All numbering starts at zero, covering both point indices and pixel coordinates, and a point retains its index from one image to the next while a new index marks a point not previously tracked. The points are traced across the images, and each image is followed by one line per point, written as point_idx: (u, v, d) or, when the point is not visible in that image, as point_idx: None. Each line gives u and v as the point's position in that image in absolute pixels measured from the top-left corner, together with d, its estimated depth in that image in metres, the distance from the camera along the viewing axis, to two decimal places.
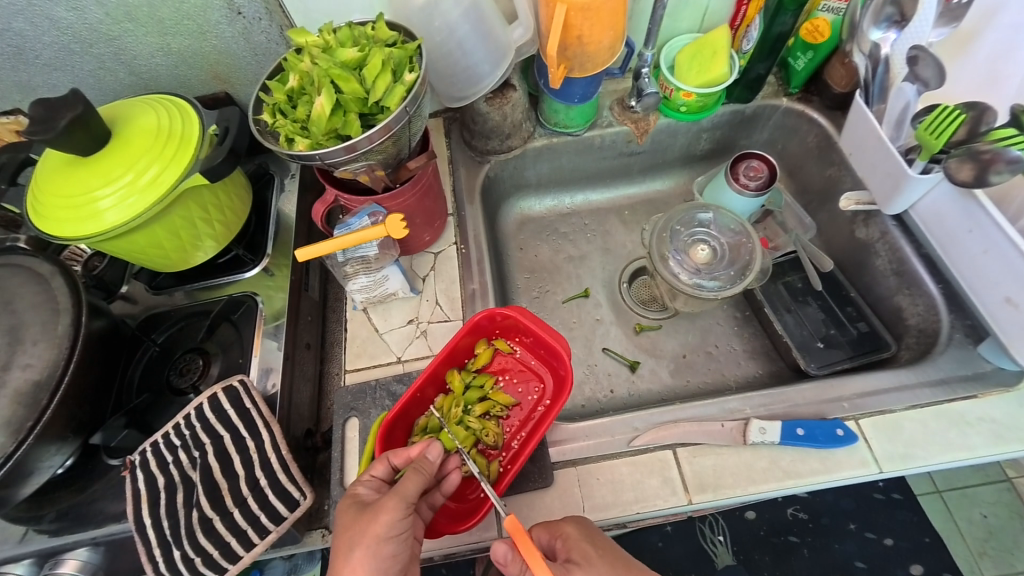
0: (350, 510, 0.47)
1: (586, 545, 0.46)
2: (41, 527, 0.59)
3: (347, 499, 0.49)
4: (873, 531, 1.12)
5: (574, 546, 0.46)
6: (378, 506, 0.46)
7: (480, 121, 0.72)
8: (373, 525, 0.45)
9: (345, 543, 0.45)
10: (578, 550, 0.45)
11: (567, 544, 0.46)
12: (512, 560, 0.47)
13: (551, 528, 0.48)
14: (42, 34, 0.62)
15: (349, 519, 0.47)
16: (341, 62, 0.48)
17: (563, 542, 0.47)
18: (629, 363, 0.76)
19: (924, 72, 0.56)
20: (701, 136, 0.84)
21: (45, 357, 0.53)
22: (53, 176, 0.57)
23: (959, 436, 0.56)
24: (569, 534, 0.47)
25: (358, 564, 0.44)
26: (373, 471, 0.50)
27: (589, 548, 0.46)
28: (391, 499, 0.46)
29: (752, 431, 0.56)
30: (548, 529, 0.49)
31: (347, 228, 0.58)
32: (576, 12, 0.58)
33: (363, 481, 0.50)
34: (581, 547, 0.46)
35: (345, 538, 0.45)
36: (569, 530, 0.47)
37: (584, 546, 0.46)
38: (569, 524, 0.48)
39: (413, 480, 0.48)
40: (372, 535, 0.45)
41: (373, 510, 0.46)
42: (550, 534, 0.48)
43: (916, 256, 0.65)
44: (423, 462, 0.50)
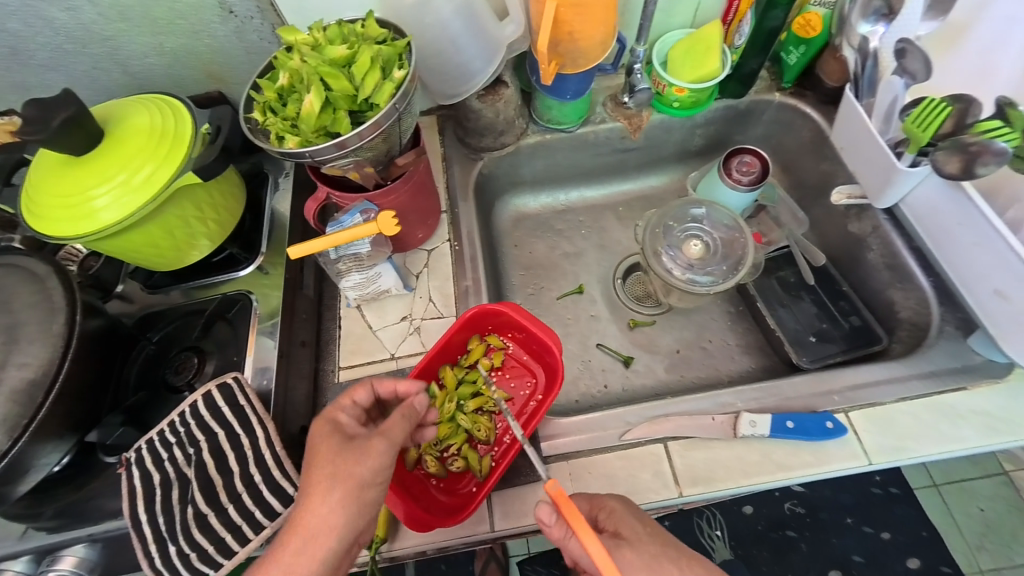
0: (332, 441, 0.47)
1: (633, 521, 0.47)
2: (40, 523, 0.60)
3: (325, 426, 0.49)
4: (871, 526, 1.12)
5: (621, 521, 0.47)
6: (367, 446, 0.46)
7: (474, 118, 0.72)
8: (364, 457, 0.45)
9: (332, 471, 0.44)
10: (625, 525, 0.47)
11: (612, 518, 0.48)
12: (556, 523, 0.46)
13: (594, 502, 0.50)
14: (37, 34, 0.62)
15: (333, 443, 0.46)
16: (330, 59, 0.48)
17: (607, 515, 0.48)
18: (623, 358, 0.77)
19: (912, 65, 0.55)
20: (695, 132, 0.84)
21: (40, 356, 0.53)
22: (49, 175, 0.58)
23: (950, 428, 0.56)
24: (613, 508, 0.48)
25: (337, 507, 0.43)
26: (353, 396, 0.52)
27: (636, 524, 0.47)
28: (380, 441, 0.47)
29: (743, 424, 0.56)
30: (589, 501, 0.50)
31: (339, 225, 0.58)
32: (567, 7, 0.59)
33: (342, 408, 0.51)
34: (629, 522, 0.47)
35: (330, 460, 0.45)
36: (613, 504, 0.49)
37: (632, 522, 0.47)
38: (613, 499, 0.49)
39: (402, 424, 0.49)
40: (359, 478, 0.44)
41: (360, 450, 0.46)
42: (592, 507, 0.49)
43: (907, 250, 0.65)
44: (410, 405, 0.52)
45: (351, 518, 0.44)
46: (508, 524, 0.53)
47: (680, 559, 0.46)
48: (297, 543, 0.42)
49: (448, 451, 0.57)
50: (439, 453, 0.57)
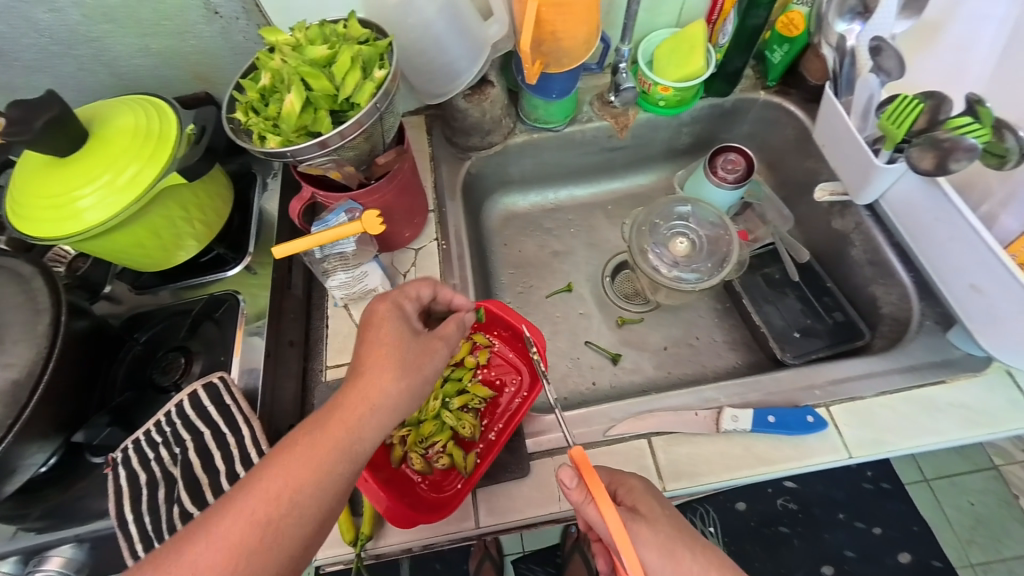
0: (399, 325, 0.48)
1: (651, 501, 0.48)
2: (27, 524, 0.60)
3: (390, 308, 0.49)
4: (862, 520, 1.13)
5: (639, 498, 0.48)
6: (430, 343, 0.49)
7: (460, 118, 0.73)
8: (423, 354, 0.47)
9: (397, 358, 0.45)
10: (644, 503, 0.48)
11: (631, 494, 0.49)
12: (577, 487, 0.46)
13: (615, 478, 0.51)
14: (21, 36, 0.62)
15: (396, 330, 0.47)
16: (311, 59, 0.48)
17: (626, 491, 0.49)
18: (611, 355, 0.77)
19: (887, 63, 0.57)
20: (682, 131, 0.85)
21: (26, 356, 0.53)
22: (33, 176, 0.58)
23: (929, 421, 0.56)
24: (633, 485, 0.49)
25: (402, 389, 0.45)
26: (418, 289, 0.53)
27: (654, 505, 0.48)
28: (441, 341, 0.50)
29: (725, 419, 0.56)
30: (609, 475, 0.51)
31: (324, 224, 0.58)
32: (549, 6, 0.60)
33: (408, 299, 0.51)
34: (646, 500, 0.48)
35: (395, 347, 0.46)
36: (633, 482, 0.50)
37: (650, 500, 0.48)
38: (633, 478, 0.50)
39: (458, 334, 0.52)
40: (422, 371, 0.46)
41: (427, 346, 0.48)
42: (612, 483, 0.50)
43: (888, 245, 0.66)
44: (463, 319, 0.54)
45: (406, 403, 0.45)
46: (492, 520, 0.53)
47: (693, 544, 0.46)
48: (352, 417, 0.42)
49: (433, 449, 0.57)
50: (424, 451, 0.57)
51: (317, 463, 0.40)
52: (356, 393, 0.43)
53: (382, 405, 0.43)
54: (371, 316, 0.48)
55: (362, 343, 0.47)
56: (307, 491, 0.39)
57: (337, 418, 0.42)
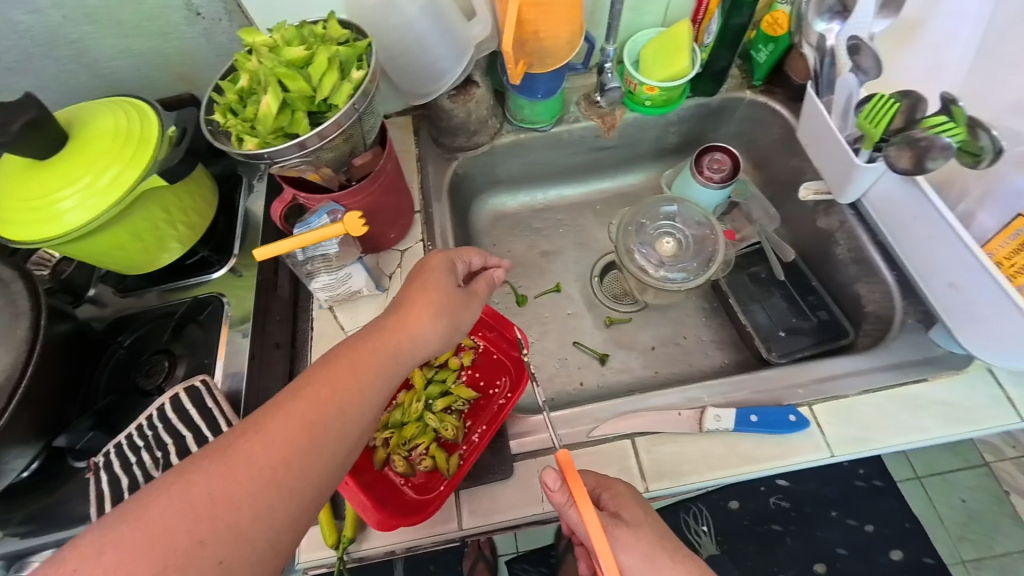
0: (442, 273, 0.51)
1: (635, 508, 0.48)
2: (8, 530, 0.59)
3: (437, 259, 0.52)
4: (854, 518, 1.14)
5: (624, 503, 0.48)
6: (468, 295, 0.52)
7: (446, 118, 0.73)
8: (461, 301, 0.51)
9: (440, 302, 0.49)
10: (628, 509, 0.48)
11: (615, 499, 0.49)
12: (560, 489, 0.46)
13: (601, 482, 0.51)
14: (1, 38, 0.62)
15: (442, 276, 0.51)
16: (287, 60, 0.48)
17: (611, 496, 0.49)
18: (599, 355, 0.77)
19: (865, 62, 0.56)
20: (669, 130, 0.85)
21: (4, 360, 0.53)
22: (12, 178, 0.57)
23: (910, 418, 0.56)
24: (618, 491, 0.50)
25: (438, 329, 0.48)
26: (468, 257, 0.55)
27: (637, 511, 0.48)
28: (476, 295, 0.53)
29: (707, 418, 0.56)
30: (595, 480, 0.51)
31: (307, 226, 0.58)
32: (529, 6, 0.60)
33: (462, 260, 0.54)
34: (630, 506, 0.48)
35: (439, 290, 0.49)
36: (618, 487, 0.50)
37: (634, 507, 0.48)
38: (619, 483, 0.51)
39: (490, 292, 0.55)
40: (458, 317, 0.50)
41: (464, 297, 0.51)
42: (598, 486, 0.51)
43: (871, 243, 0.66)
44: (498, 277, 0.56)
45: (440, 342, 0.49)
46: (475, 521, 0.53)
47: (673, 551, 0.47)
48: (393, 347, 0.45)
49: (416, 451, 0.56)
50: (407, 453, 0.56)
51: (358, 376, 0.43)
52: (402, 325, 0.47)
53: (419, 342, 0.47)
54: (426, 262, 0.52)
55: (411, 281, 0.50)
56: (356, 399, 0.42)
57: (381, 344, 0.45)
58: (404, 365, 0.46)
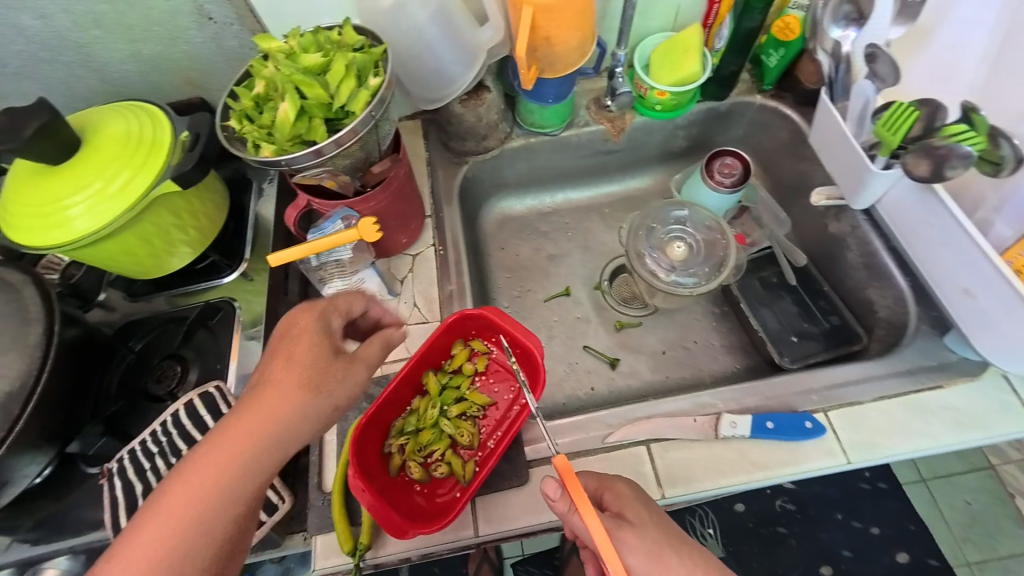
0: (316, 342, 0.46)
1: (639, 507, 0.48)
2: (20, 536, 0.59)
3: (311, 317, 0.47)
4: (859, 520, 1.14)
5: (627, 504, 0.48)
6: (348, 366, 0.47)
7: (456, 122, 0.72)
8: (337, 376, 0.45)
9: (304, 379, 0.44)
10: (631, 510, 0.48)
11: (618, 500, 0.49)
12: (561, 497, 0.46)
13: (602, 482, 0.50)
14: (10, 42, 0.62)
15: (311, 346, 0.45)
16: (304, 67, 0.48)
17: (613, 496, 0.49)
18: (609, 360, 0.77)
19: (882, 69, 0.57)
20: (677, 134, 0.84)
21: (16, 367, 0.53)
22: (22, 184, 0.57)
23: (923, 425, 0.56)
24: (622, 491, 0.49)
25: (306, 410, 0.43)
26: (349, 304, 0.51)
27: (642, 511, 0.48)
28: (360, 363, 0.48)
29: (723, 425, 0.56)
30: (596, 480, 0.51)
31: (320, 232, 0.58)
32: (542, 13, 0.59)
33: (335, 312, 0.49)
34: (633, 506, 0.48)
35: (304, 365, 0.44)
36: (621, 487, 0.49)
37: (638, 507, 0.48)
38: (621, 482, 0.50)
39: (379, 348, 0.50)
40: (337, 393, 0.45)
41: (342, 368, 0.46)
42: (599, 486, 0.50)
43: (884, 250, 0.66)
44: (393, 336, 0.52)
45: (316, 421, 0.44)
46: (490, 528, 0.53)
47: (679, 548, 0.47)
48: (250, 439, 0.41)
49: (432, 457, 0.56)
50: (423, 459, 0.56)
51: (229, 459, 0.40)
52: (255, 413, 0.41)
53: (282, 429, 0.42)
54: (287, 327, 0.46)
55: (273, 354, 0.45)
56: (229, 488, 0.39)
57: (244, 430, 0.41)
58: (278, 448, 0.42)
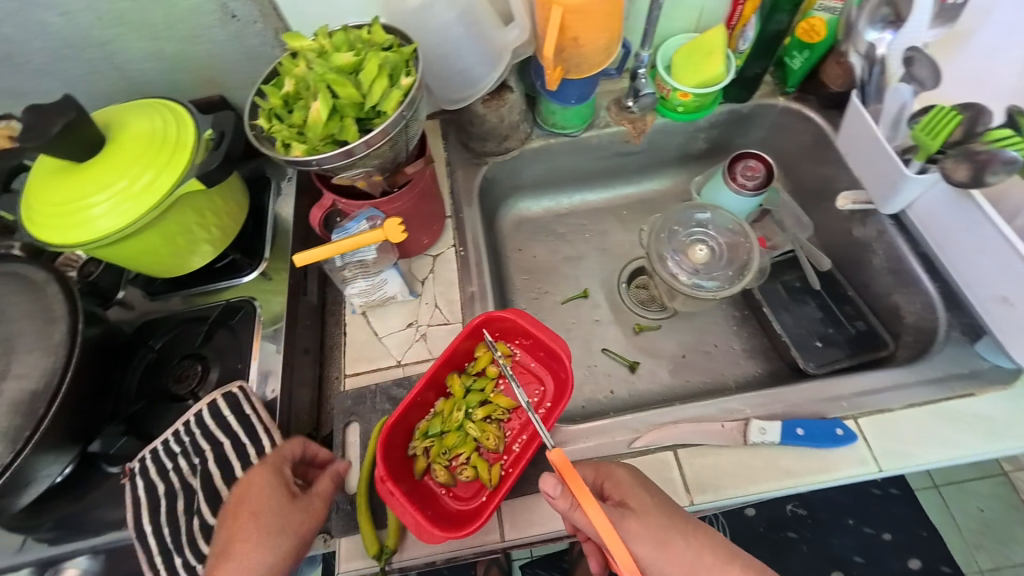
0: (263, 494, 0.49)
1: (642, 494, 0.49)
2: (40, 535, 0.59)
3: (261, 472, 0.51)
4: (871, 526, 1.12)
5: (628, 491, 0.49)
6: (295, 508, 0.50)
7: (478, 123, 0.72)
8: (292, 518, 0.49)
9: (255, 526, 0.47)
10: (633, 497, 0.48)
11: (619, 488, 0.49)
12: (562, 494, 0.46)
13: (599, 471, 0.51)
14: (32, 39, 0.61)
15: (265, 497, 0.49)
16: (337, 66, 0.47)
17: (614, 485, 0.50)
18: (628, 363, 0.76)
19: (920, 73, 0.58)
20: (698, 136, 0.84)
21: (41, 366, 0.52)
22: (46, 182, 0.57)
23: (955, 433, 0.56)
24: (621, 478, 0.50)
25: (253, 554, 0.46)
26: (296, 449, 0.55)
27: (644, 496, 0.48)
28: (311, 500, 0.51)
29: (752, 431, 0.56)
30: (594, 469, 0.52)
31: (345, 232, 0.57)
32: (571, 14, 0.58)
33: (284, 460, 0.53)
34: (635, 492, 0.49)
35: (259, 515, 0.48)
36: (621, 475, 0.50)
37: (640, 493, 0.48)
38: (621, 469, 0.51)
39: (330, 484, 0.53)
40: (285, 537, 0.48)
41: (290, 511, 0.49)
42: (597, 475, 0.51)
43: (912, 254, 0.65)
44: (342, 470, 0.54)
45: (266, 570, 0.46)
46: (515, 533, 0.53)
47: (685, 529, 0.47)
48: None
49: (457, 460, 0.56)
50: (447, 462, 0.56)
51: None
52: (218, 573, 0.45)
53: None
54: (242, 486, 0.50)
55: (232, 514, 0.49)
56: None
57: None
58: None
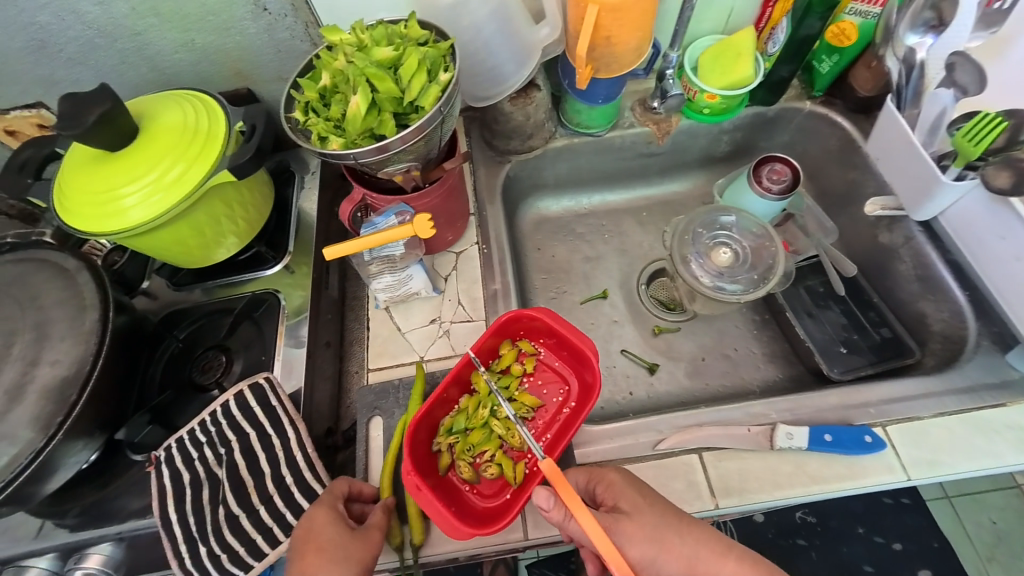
0: (325, 533, 0.48)
1: (634, 494, 0.48)
2: (63, 521, 0.60)
3: (317, 512, 0.50)
4: (881, 535, 1.12)
5: (620, 494, 0.48)
6: (358, 540, 0.48)
7: (503, 121, 0.72)
8: (355, 548, 0.47)
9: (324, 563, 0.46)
10: (625, 499, 0.48)
11: (612, 490, 0.48)
12: (554, 506, 0.46)
13: (592, 474, 0.50)
14: (67, 28, 0.61)
15: (325, 536, 0.47)
16: (377, 61, 0.48)
17: (606, 487, 0.49)
18: (647, 365, 0.76)
19: (962, 78, 0.57)
20: (721, 138, 0.83)
21: (74, 353, 0.53)
22: (79, 171, 0.57)
23: (985, 443, 0.55)
24: (614, 480, 0.49)
25: None
26: (345, 485, 0.53)
27: (637, 497, 0.48)
28: (370, 532, 0.49)
29: (779, 436, 0.55)
30: (586, 473, 0.51)
31: (373, 227, 0.57)
32: (607, 12, 0.58)
33: (337, 498, 0.52)
34: (627, 493, 0.48)
35: (326, 550, 0.47)
36: (613, 477, 0.49)
37: (632, 495, 0.48)
38: (613, 472, 0.50)
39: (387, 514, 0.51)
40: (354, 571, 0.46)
41: (354, 544, 0.48)
42: (590, 479, 0.50)
43: (941, 262, 0.65)
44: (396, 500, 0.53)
45: None
46: (540, 532, 0.53)
47: (680, 527, 0.47)
48: None
49: (481, 457, 0.56)
50: (471, 459, 0.56)
51: None
52: None
53: None
54: (302, 527, 0.49)
55: (295, 558, 0.47)
56: None
57: None
58: None
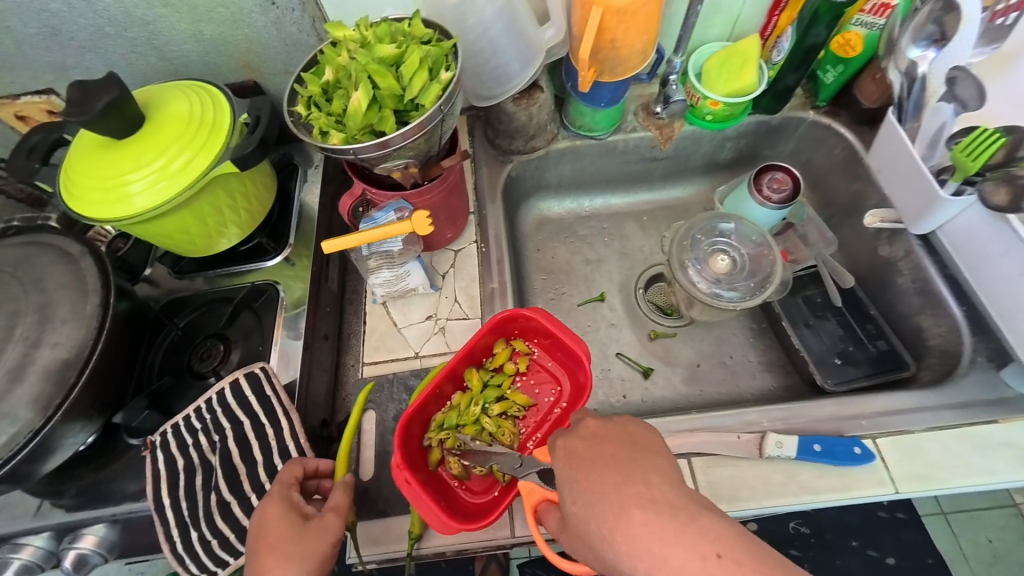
0: (280, 527, 0.47)
1: (565, 488, 0.39)
2: (59, 501, 0.60)
3: (266, 507, 0.49)
4: (875, 549, 1.10)
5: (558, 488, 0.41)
6: (315, 526, 0.47)
7: (506, 121, 0.72)
8: (311, 542, 0.46)
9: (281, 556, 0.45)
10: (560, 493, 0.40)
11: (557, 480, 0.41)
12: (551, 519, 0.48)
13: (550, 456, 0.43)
14: (78, 15, 0.62)
15: (281, 527, 0.47)
16: (380, 57, 0.48)
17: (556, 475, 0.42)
18: (642, 368, 0.76)
19: (963, 93, 0.56)
20: (725, 145, 0.83)
21: (76, 336, 0.54)
22: (87, 157, 0.58)
23: (979, 460, 0.55)
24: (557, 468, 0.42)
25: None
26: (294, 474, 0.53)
27: (567, 493, 0.39)
28: (328, 516, 0.48)
29: (769, 445, 0.55)
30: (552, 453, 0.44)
31: (372, 222, 0.58)
32: (612, 15, 0.58)
33: (290, 487, 0.51)
34: (562, 486, 0.40)
35: (283, 545, 0.46)
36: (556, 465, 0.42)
37: (563, 490, 0.40)
38: (558, 455, 0.42)
39: (343, 494, 0.50)
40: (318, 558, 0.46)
41: (314, 532, 0.47)
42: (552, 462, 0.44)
43: (940, 277, 0.65)
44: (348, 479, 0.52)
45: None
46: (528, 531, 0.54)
47: (606, 535, 0.35)
48: None
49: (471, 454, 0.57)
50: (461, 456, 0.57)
51: None
52: None
53: None
54: (255, 524, 0.48)
55: (249, 556, 0.46)
56: None
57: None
58: None
